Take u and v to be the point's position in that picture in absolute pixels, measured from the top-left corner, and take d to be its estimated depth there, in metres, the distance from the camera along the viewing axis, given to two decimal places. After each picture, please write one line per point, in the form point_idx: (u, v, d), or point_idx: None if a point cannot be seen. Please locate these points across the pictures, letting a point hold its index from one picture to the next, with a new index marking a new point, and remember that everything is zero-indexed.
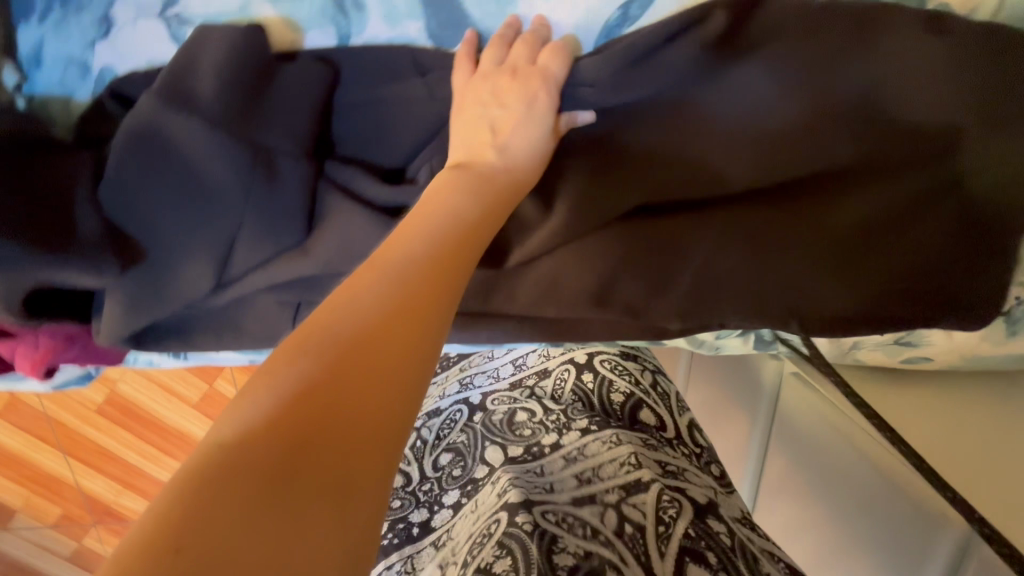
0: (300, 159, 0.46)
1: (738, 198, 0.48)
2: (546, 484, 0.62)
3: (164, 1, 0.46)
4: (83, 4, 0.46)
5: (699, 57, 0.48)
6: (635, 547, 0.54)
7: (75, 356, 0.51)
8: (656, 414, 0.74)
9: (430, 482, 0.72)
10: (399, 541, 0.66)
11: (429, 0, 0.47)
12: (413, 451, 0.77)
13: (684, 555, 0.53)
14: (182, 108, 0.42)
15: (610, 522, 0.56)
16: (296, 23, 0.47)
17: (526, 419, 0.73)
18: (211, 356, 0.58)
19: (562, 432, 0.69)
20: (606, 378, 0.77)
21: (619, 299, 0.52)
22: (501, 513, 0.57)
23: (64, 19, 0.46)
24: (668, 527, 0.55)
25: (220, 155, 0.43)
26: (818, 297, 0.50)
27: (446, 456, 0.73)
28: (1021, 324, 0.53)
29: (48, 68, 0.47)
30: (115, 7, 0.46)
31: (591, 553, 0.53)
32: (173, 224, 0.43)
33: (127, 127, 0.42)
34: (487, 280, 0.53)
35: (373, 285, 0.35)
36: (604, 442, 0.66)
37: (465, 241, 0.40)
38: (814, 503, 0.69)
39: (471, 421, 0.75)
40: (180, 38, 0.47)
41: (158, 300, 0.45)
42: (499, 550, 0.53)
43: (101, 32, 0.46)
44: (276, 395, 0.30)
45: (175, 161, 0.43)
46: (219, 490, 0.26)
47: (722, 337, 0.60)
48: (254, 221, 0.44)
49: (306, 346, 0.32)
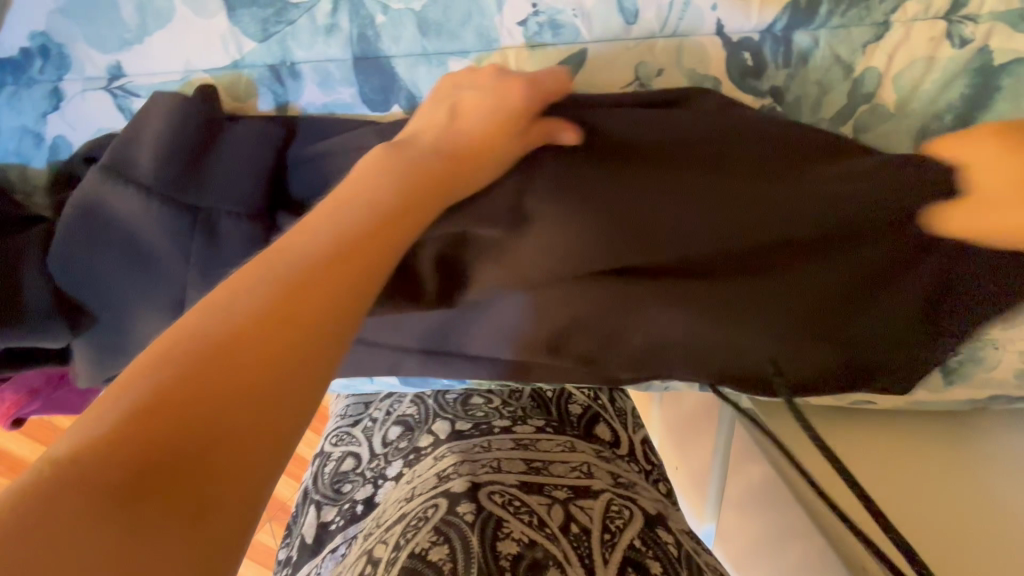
0: (244, 219, 0.46)
1: (670, 254, 0.49)
2: (493, 463, 0.63)
3: (109, 75, 0.48)
4: (35, 78, 0.48)
5: (627, 117, 0.50)
6: (579, 547, 0.54)
7: (42, 407, 0.55)
8: (612, 428, 0.76)
9: (377, 459, 0.76)
10: (345, 521, 0.71)
11: (360, 67, 0.49)
12: (366, 430, 0.82)
13: (627, 565, 0.53)
14: (115, 180, 0.44)
15: (556, 516, 0.56)
16: (236, 92, 0.50)
17: (481, 403, 0.76)
18: None
19: (515, 421, 0.72)
20: (567, 391, 0.79)
21: (558, 354, 0.53)
22: (440, 501, 0.57)
23: (18, 94, 0.49)
24: (614, 536, 0.56)
25: (159, 220, 0.45)
26: (751, 354, 0.50)
27: (395, 429, 0.78)
28: (957, 372, 0.54)
29: (3, 138, 0.49)
30: (63, 80, 0.48)
31: (536, 543, 0.53)
32: (116, 282, 0.46)
33: (73, 204, 0.45)
34: (430, 330, 0.55)
35: (267, 277, 0.32)
36: (558, 444, 0.69)
37: (374, 238, 0.37)
38: (754, 520, 0.71)
39: (424, 398, 0.80)
40: (126, 109, 0.49)
41: (115, 354, 0.48)
42: (435, 536, 0.52)
43: (52, 104, 0.49)
44: (123, 409, 0.27)
45: (115, 228, 0.45)
46: (55, 512, 0.24)
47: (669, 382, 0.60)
48: (197, 281, 0.45)
49: (180, 347, 0.29)
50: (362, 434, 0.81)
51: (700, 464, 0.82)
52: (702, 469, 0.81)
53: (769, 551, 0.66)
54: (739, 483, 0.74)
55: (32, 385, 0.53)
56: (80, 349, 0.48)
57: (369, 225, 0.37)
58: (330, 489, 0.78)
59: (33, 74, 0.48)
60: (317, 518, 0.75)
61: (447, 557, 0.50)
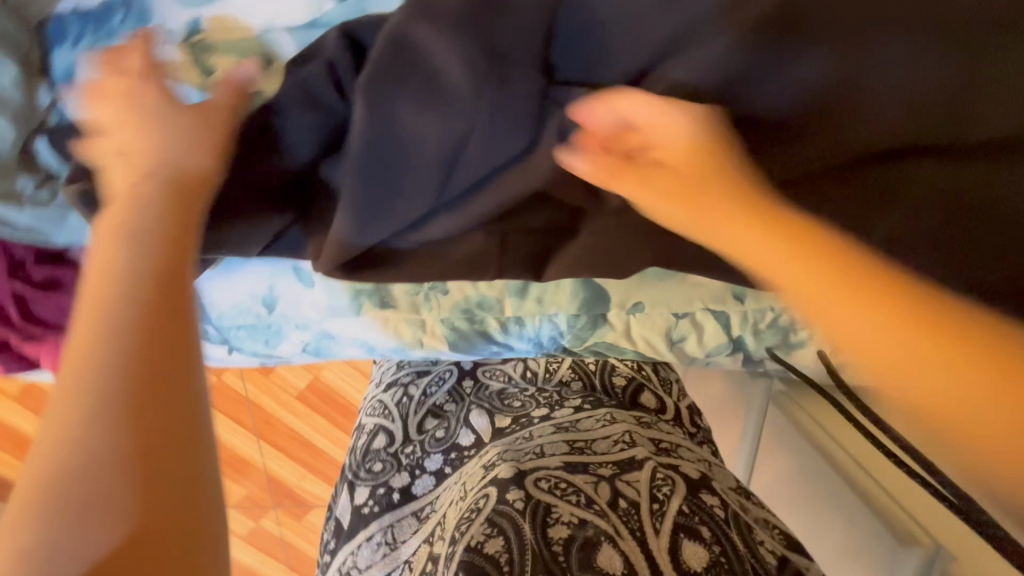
0: (533, 74, 0.47)
1: None
2: (536, 449, 0.64)
3: (190, 31, 0.50)
4: (116, 32, 0.50)
5: None
6: (630, 521, 0.54)
7: None
8: (653, 399, 0.78)
9: (413, 445, 0.76)
10: (380, 508, 0.71)
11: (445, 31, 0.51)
12: (397, 407, 0.80)
13: (678, 532, 0.54)
14: (427, 21, 0.46)
15: (604, 493, 0.57)
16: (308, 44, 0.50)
17: (517, 392, 0.77)
18: (221, 359, 0.62)
19: (554, 407, 0.73)
20: (607, 365, 0.80)
21: None
22: (489, 489, 0.58)
23: (96, 46, 0.50)
24: (662, 505, 0.56)
25: (455, 53, 0.45)
26: None
27: (431, 419, 0.77)
28: None
29: (78, 88, 0.50)
30: (145, 34, 0.50)
31: (586, 522, 0.54)
32: (410, 121, 0.47)
33: (386, 35, 0.46)
34: (485, 293, 0.57)
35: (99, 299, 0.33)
36: (599, 420, 0.69)
37: (180, 225, 0.38)
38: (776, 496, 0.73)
39: (460, 386, 0.80)
40: (202, 64, 0.50)
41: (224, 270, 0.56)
42: (488, 528, 0.53)
43: (130, 57, 0.50)
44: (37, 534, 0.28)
45: (417, 62, 0.46)
46: None
47: (711, 354, 0.60)
48: (488, 124, 0.46)
49: (107, 420, 0.30)
50: (393, 410, 0.80)
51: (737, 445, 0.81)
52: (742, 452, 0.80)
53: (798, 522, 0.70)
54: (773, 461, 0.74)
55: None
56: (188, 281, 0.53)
57: (132, 211, 0.37)
58: (360, 470, 0.77)
59: (117, 28, 0.50)
60: (352, 501, 0.75)
61: (502, 549, 0.51)
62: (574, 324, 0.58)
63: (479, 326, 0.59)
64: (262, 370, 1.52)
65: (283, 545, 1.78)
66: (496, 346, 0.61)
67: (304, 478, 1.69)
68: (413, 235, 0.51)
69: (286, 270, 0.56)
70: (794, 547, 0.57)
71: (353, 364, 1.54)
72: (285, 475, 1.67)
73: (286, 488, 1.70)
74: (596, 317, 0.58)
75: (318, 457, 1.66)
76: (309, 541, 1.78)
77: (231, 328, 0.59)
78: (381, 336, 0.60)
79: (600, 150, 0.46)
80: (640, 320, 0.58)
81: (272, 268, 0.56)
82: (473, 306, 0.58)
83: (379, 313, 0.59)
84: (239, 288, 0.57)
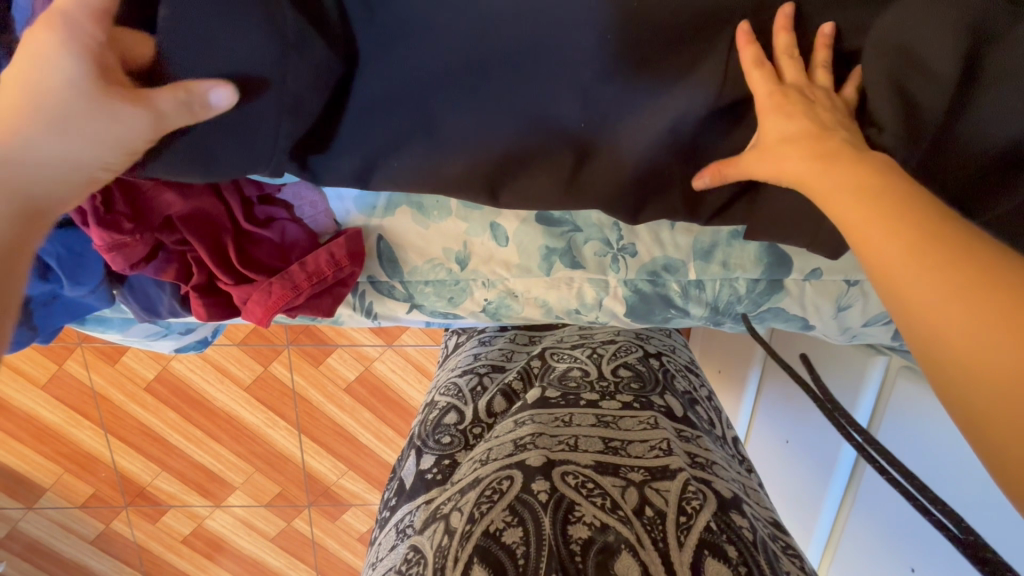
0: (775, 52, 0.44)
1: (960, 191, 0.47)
2: (570, 439, 0.62)
3: None
4: None
5: None
6: (654, 530, 0.52)
7: (299, 304, 0.55)
8: (709, 415, 0.77)
9: (481, 426, 0.73)
10: (440, 477, 0.66)
11: None
12: (471, 391, 0.78)
13: (703, 548, 0.51)
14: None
15: (630, 498, 0.55)
16: None
17: (577, 376, 0.75)
18: (399, 317, 0.65)
19: (605, 396, 0.70)
20: (669, 370, 0.79)
21: None
22: (514, 472, 0.57)
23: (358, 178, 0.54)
24: (690, 517, 0.53)
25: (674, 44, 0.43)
26: None
27: (500, 400, 0.76)
28: None
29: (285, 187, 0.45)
30: None
31: (608, 526, 0.52)
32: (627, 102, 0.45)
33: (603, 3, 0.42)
34: (666, 255, 0.59)
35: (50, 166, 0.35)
36: (640, 423, 0.65)
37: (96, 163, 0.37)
38: (812, 465, 0.92)
39: (531, 370, 0.79)
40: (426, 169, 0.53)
41: (422, 212, 0.56)
42: (510, 516, 0.53)
43: None
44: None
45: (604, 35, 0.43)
46: None
47: (870, 324, 0.63)
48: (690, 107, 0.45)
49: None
50: (467, 393, 0.78)
51: (801, 476, 0.95)
52: (806, 471, 0.93)
53: (817, 477, 0.90)
54: (878, 428, 0.76)
55: (321, 261, 0.54)
56: (401, 220, 0.56)
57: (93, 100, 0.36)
58: (430, 439, 0.73)
59: None
60: (417, 467, 0.70)
61: (521, 541, 0.51)
62: (752, 289, 0.61)
63: (661, 289, 0.61)
64: (310, 361, 1.41)
65: (313, 546, 1.60)
66: (674, 310, 0.63)
67: (344, 475, 1.54)
68: (575, 195, 0.49)
69: (481, 227, 0.57)
70: (809, 565, 0.55)
71: (406, 355, 1.45)
72: (324, 472, 1.53)
73: (323, 485, 1.54)
74: (774, 283, 0.61)
75: (359, 453, 1.52)
76: (340, 541, 1.60)
77: (418, 284, 0.60)
78: (562, 297, 0.62)
79: (712, 181, 0.45)
80: (814, 285, 0.61)
81: (467, 223, 0.57)
82: (659, 269, 0.60)
83: (566, 273, 0.60)
84: (430, 240, 0.58)
